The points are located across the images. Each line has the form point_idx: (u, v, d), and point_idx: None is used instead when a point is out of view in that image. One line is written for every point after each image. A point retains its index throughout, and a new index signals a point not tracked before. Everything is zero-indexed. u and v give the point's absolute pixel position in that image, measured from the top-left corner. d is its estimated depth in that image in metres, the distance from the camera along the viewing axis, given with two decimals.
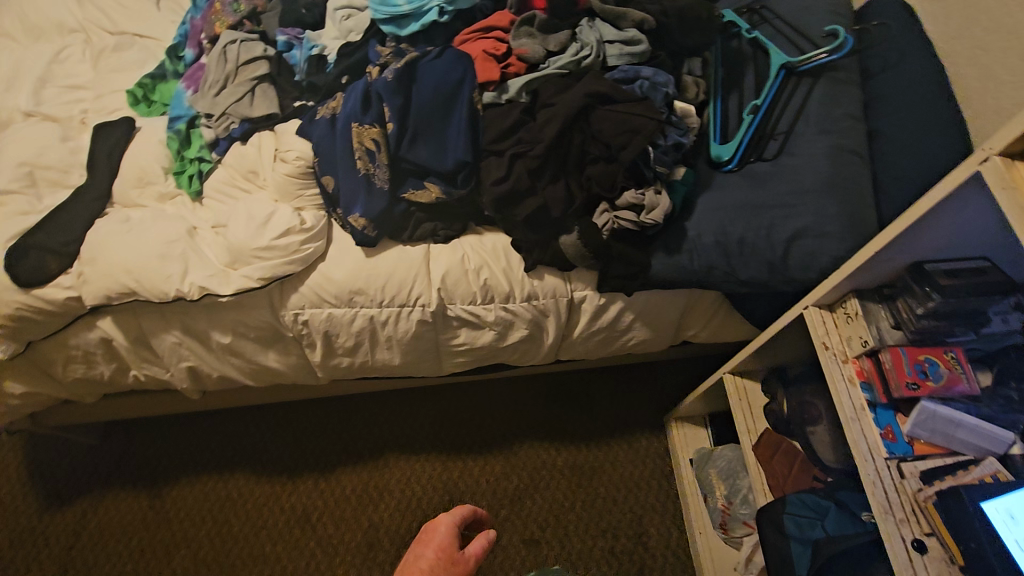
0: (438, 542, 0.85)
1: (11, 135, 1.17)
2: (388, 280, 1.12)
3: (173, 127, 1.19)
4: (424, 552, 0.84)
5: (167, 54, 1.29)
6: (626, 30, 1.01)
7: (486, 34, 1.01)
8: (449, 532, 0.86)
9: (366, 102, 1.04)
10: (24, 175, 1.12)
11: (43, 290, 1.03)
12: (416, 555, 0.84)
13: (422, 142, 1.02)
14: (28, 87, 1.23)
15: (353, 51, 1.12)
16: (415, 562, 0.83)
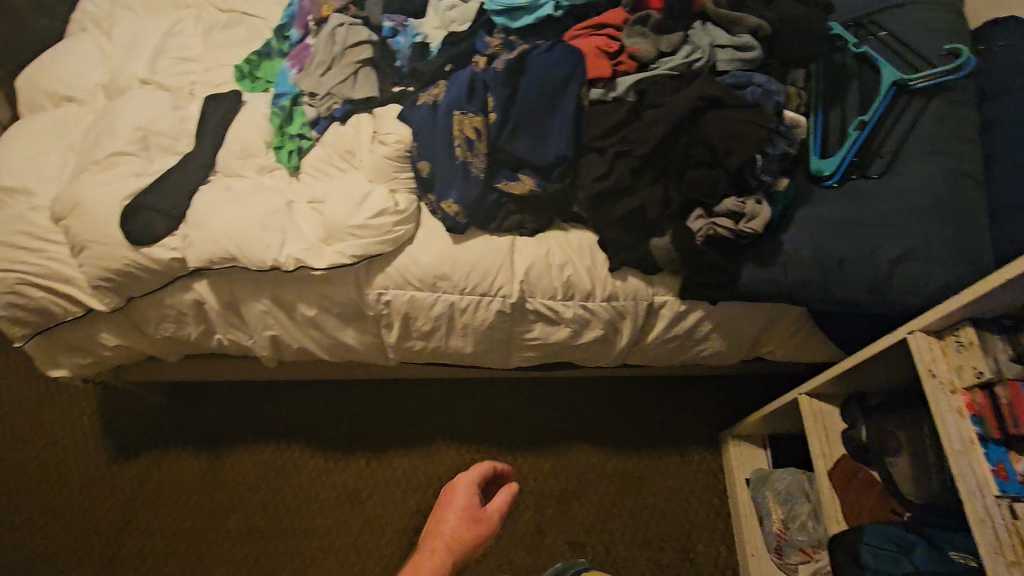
0: (461, 504, 0.86)
1: (128, 100, 1.23)
2: (473, 268, 1.14)
3: (276, 103, 1.23)
4: (448, 514, 0.85)
5: (274, 33, 1.34)
6: (740, 36, 0.99)
7: (599, 31, 1.01)
8: (470, 494, 0.87)
9: (471, 91, 1.06)
10: (139, 139, 1.17)
11: (150, 250, 1.08)
12: (440, 514, 0.86)
13: (523, 134, 1.03)
14: (145, 56, 1.29)
15: (458, 41, 1.14)
16: (440, 523, 0.84)
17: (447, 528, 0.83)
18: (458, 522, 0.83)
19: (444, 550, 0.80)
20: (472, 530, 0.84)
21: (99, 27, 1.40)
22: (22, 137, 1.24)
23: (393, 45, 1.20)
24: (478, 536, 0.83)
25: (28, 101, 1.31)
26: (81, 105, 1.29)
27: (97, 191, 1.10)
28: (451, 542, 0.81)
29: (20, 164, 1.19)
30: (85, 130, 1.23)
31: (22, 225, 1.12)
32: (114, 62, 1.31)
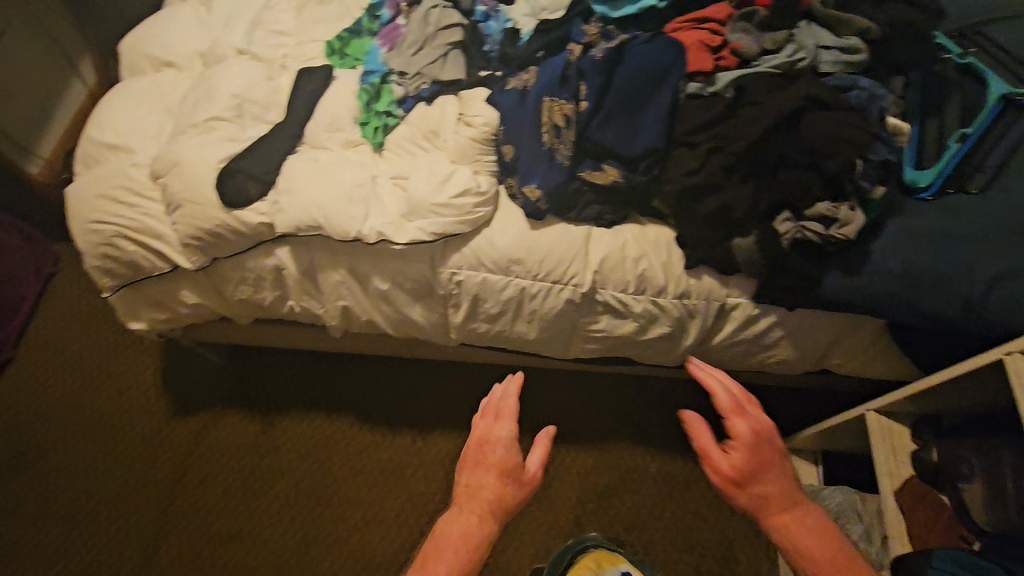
0: (499, 463, 0.96)
1: (225, 68, 1.28)
2: (548, 255, 1.14)
3: (366, 80, 1.26)
4: (488, 478, 0.94)
5: (365, 11, 1.36)
6: (847, 38, 0.98)
7: (701, 25, 1.00)
8: (509, 453, 0.97)
9: (564, 79, 1.06)
10: (234, 106, 1.21)
11: (242, 213, 1.12)
12: (479, 474, 0.95)
13: (613, 124, 1.03)
14: (242, 28, 1.33)
15: (551, 29, 1.14)
16: (480, 488, 0.93)
17: (489, 491, 0.92)
18: (500, 484, 0.93)
19: (488, 513, 0.90)
20: (511, 487, 0.94)
21: None
22: (124, 98, 1.30)
23: (485, 29, 1.22)
24: (517, 492, 0.94)
25: (129, 63, 1.37)
26: (178, 70, 1.34)
27: (195, 153, 1.14)
28: (495, 504, 0.91)
29: (122, 123, 1.25)
30: (183, 95, 1.28)
31: (121, 180, 1.17)
32: (213, 31, 1.35)
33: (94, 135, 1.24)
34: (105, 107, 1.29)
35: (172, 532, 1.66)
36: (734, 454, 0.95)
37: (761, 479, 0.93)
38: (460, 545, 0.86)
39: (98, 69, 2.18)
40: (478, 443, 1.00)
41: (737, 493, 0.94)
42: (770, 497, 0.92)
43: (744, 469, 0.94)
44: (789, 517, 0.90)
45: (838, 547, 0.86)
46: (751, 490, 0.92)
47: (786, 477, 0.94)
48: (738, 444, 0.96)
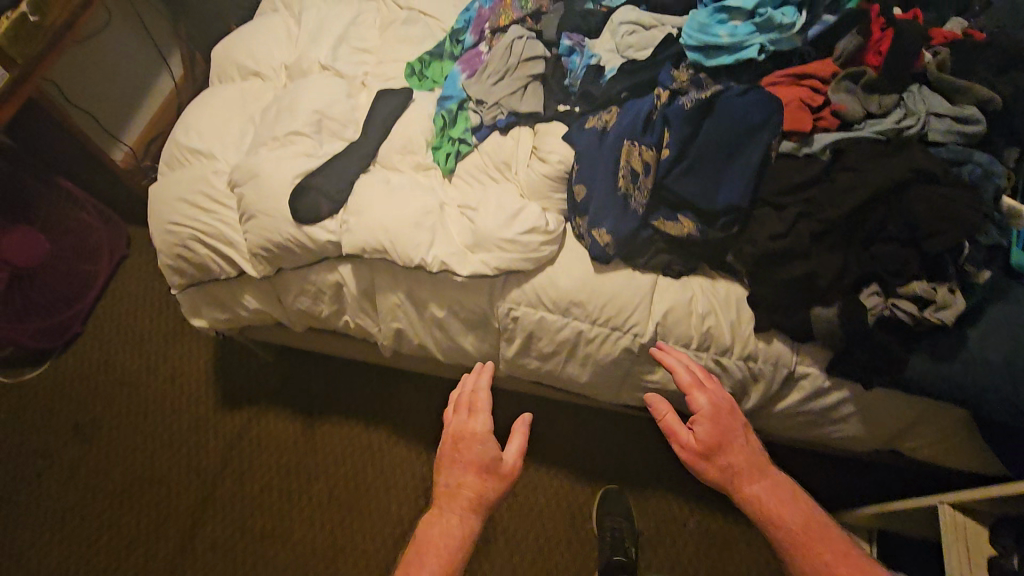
0: (477, 463, 0.91)
1: (309, 83, 1.30)
2: (610, 301, 1.11)
3: (443, 105, 1.26)
4: (466, 477, 0.91)
5: (448, 35, 1.36)
6: (962, 106, 0.89)
7: (801, 81, 0.94)
8: (481, 451, 0.92)
9: (647, 124, 1.03)
10: (315, 122, 1.24)
11: (310, 229, 1.13)
12: (458, 472, 0.92)
13: (695, 175, 0.98)
14: (329, 43, 1.36)
15: (637, 71, 1.11)
16: (459, 488, 0.90)
17: (469, 491, 0.90)
18: (480, 484, 0.90)
19: (472, 512, 0.89)
20: (490, 484, 0.91)
21: (288, 9, 1.49)
22: (210, 104, 1.34)
23: (568, 64, 1.21)
24: (496, 488, 0.91)
25: (218, 70, 1.42)
26: (263, 81, 1.38)
27: (273, 167, 1.17)
28: (477, 503, 0.89)
29: (207, 129, 1.29)
30: (266, 106, 1.31)
31: (202, 185, 1.21)
32: (299, 45, 1.38)
33: (180, 138, 1.29)
34: (192, 112, 1.34)
35: (210, 520, 1.70)
36: (701, 429, 0.95)
37: (724, 448, 0.93)
38: (444, 551, 0.85)
39: (187, 65, 2.28)
40: (452, 441, 0.95)
41: (710, 468, 0.92)
42: (737, 467, 0.92)
43: (709, 442, 0.93)
44: (758, 486, 0.91)
45: (802, 514, 0.88)
46: (719, 461, 0.92)
47: (743, 443, 0.94)
48: (702, 419, 0.95)
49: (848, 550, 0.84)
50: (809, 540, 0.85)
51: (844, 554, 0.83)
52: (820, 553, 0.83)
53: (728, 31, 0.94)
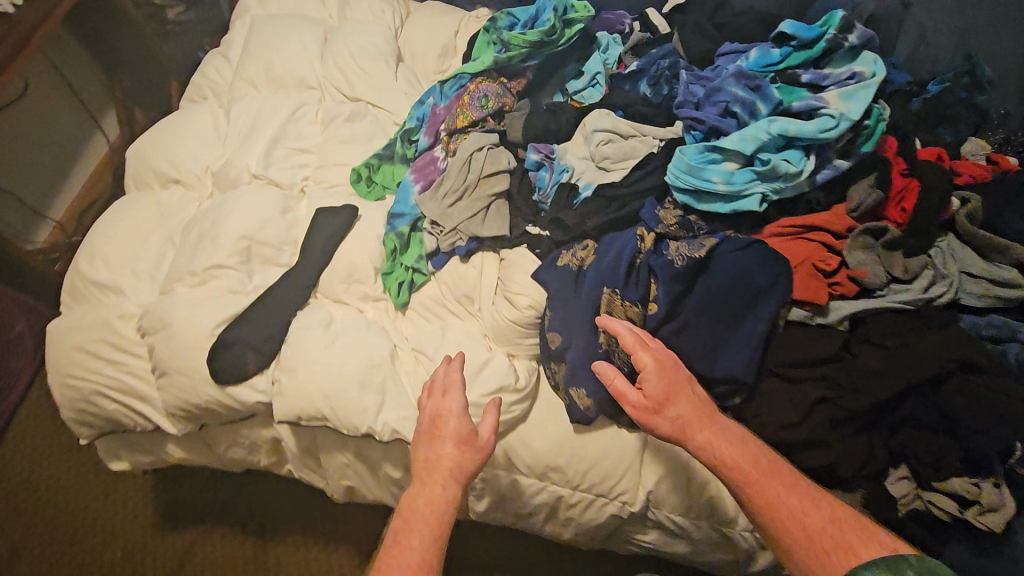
0: (461, 435, 0.77)
1: (236, 199, 1.11)
2: (592, 467, 0.95)
3: (393, 226, 1.08)
4: (445, 448, 0.76)
5: (399, 133, 1.19)
6: (999, 266, 0.77)
7: (809, 235, 0.79)
8: (459, 420, 0.78)
9: (631, 271, 0.87)
10: (242, 250, 1.05)
11: (236, 389, 0.95)
12: (435, 446, 0.77)
13: (688, 339, 0.82)
14: (261, 147, 1.17)
15: (615, 199, 0.96)
16: (436, 462, 0.75)
17: (448, 464, 0.74)
18: (458, 455, 0.75)
19: (453, 485, 0.73)
20: (466, 458, 0.75)
21: (219, 99, 1.31)
22: (122, 222, 1.15)
23: (536, 179, 1.05)
24: (473, 463, 0.75)
25: (134, 175, 1.22)
26: (186, 189, 1.19)
27: (190, 313, 0.98)
28: (457, 478, 0.74)
29: (116, 256, 1.10)
30: (187, 225, 1.12)
31: (105, 330, 1.01)
32: (228, 147, 1.19)
33: (82, 267, 1.09)
34: (99, 232, 1.14)
35: None
36: (647, 386, 0.76)
37: (673, 398, 0.75)
38: (429, 524, 0.70)
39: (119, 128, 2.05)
40: (428, 423, 0.80)
41: (658, 423, 0.74)
42: (687, 418, 0.74)
43: (657, 397, 0.75)
44: (709, 438, 0.73)
45: (757, 457, 0.71)
46: (668, 416, 0.74)
47: (692, 392, 0.76)
48: (648, 375, 0.77)
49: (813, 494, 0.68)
50: (766, 481, 0.69)
51: (807, 493, 0.68)
52: (780, 504, 0.67)
53: (723, 178, 0.78)
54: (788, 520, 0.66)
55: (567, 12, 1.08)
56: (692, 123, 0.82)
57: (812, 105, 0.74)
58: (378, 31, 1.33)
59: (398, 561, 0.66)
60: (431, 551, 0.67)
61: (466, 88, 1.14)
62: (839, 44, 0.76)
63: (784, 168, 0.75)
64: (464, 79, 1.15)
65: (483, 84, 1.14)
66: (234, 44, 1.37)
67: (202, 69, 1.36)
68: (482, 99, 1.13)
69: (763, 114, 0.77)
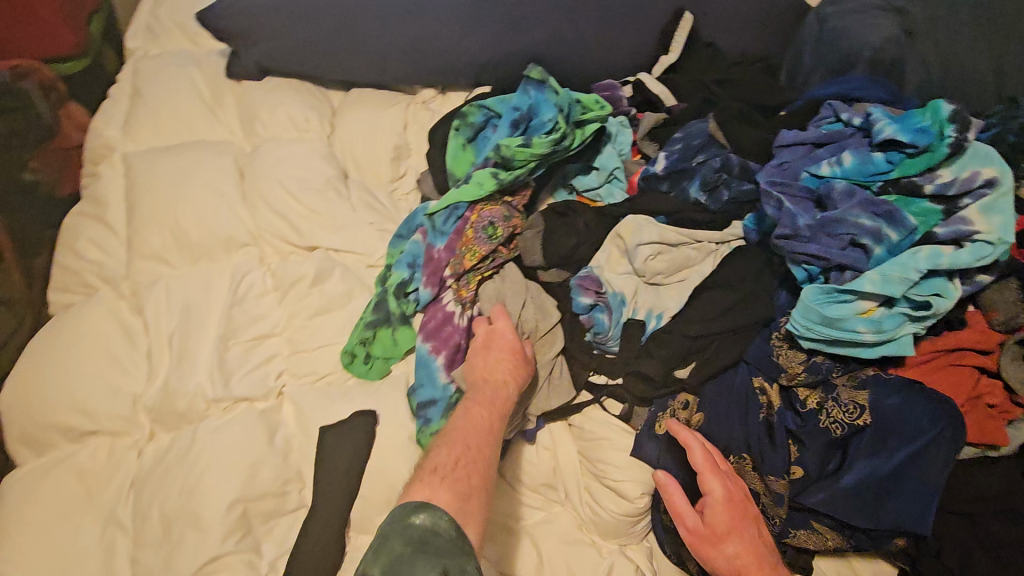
0: (516, 355, 0.80)
1: (201, 442, 0.81)
2: None
3: (428, 421, 0.84)
4: (501, 358, 0.80)
5: (389, 288, 0.92)
6: None
7: (959, 359, 0.70)
8: (510, 334, 0.82)
9: (765, 435, 0.74)
10: (238, 521, 0.76)
11: None
12: (485, 357, 0.80)
13: (853, 501, 0.70)
14: (209, 357, 0.86)
15: (702, 334, 0.80)
16: (492, 367, 0.79)
17: (504, 368, 0.79)
18: (513, 363, 0.80)
19: (511, 389, 0.77)
20: (518, 368, 0.80)
21: (116, 287, 0.96)
22: (27, 521, 0.79)
23: (591, 323, 0.84)
24: (523, 374, 0.79)
25: (21, 436, 0.85)
26: (114, 438, 0.85)
27: None
28: (516, 382, 0.78)
29: None
30: (136, 497, 0.80)
31: None
32: (160, 363, 0.87)
33: None
34: None
35: None
36: (710, 514, 0.68)
37: (734, 534, 0.68)
38: (493, 407, 0.75)
39: None
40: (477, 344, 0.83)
41: (713, 558, 0.67)
42: (744, 563, 0.66)
43: (717, 527, 0.68)
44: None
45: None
46: (724, 552, 0.67)
47: (756, 540, 0.68)
48: (713, 503, 0.69)
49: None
50: None
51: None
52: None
53: (869, 324, 0.66)
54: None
55: (576, 109, 0.92)
56: (808, 259, 0.68)
57: (958, 230, 0.64)
58: (312, 147, 1.04)
59: (468, 424, 0.73)
60: (494, 429, 0.73)
61: (466, 219, 0.92)
62: (963, 146, 0.66)
63: (940, 305, 0.64)
64: (460, 207, 0.93)
65: (485, 210, 0.92)
66: (112, 202, 1.01)
67: (75, 248, 0.98)
68: (489, 228, 0.91)
69: (897, 243, 0.66)
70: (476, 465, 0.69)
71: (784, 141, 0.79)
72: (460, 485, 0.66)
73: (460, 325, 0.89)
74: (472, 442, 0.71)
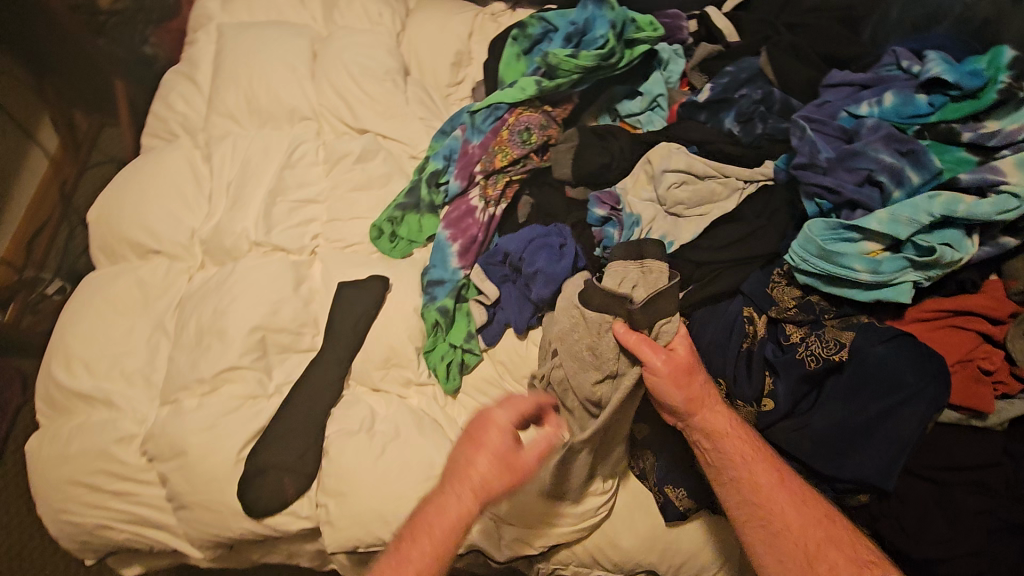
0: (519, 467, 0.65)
1: (239, 275, 0.92)
2: (687, 562, 0.83)
3: (433, 296, 0.90)
4: (477, 458, 0.65)
5: (423, 177, 0.99)
6: None
7: (962, 321, 0.68)
8: (501, 433, 0.66)
9: (743, 360, 0.74)
10: (256, 344, 0.87)
11: (276, 519, 0.80)
12: (471, 450, 0.66)
13: (816, 443, 0.70)
14: (258, 208, 0.97)
15: (706, 261, 0.81)
16: (464, 468, 0.65)
17: (473, 477, 0.64)
18: (488, 472, 0.64)
19: (473, 501, 0.63)
20: (499, 477, 0.64)
21: (193, 138, 1.08)
22: (98, 311, 0.94)
23: (601, 237, 0.88)
24: (501, 488, 0.64)
25: (102, 245, 1.01)
26: (172, 261, 0.99)
27: (209, 436, 0.81)
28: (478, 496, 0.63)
29: (98, 356, 0.91)
30: (180, 309, 0.93)
31: (100, 460, 0.84)
32: (217, 206, 0.99)
33: (59, 374, 0.90)
34: (72, 323, 0.94)
35: None
36: (677, 350, 0.72)
37: (696, 372, 0.71)
38: (439, 530, 0.63)
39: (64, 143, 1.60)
40: (469, 432, 0.68)
41: (685, 389, 0.69)
42: (706, 392, 0.71)
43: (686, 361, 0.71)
44: (719, 410, 0.70)
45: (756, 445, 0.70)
46: (696, 381, 0.70)
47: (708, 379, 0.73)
48: (677, 342, 0.72)
49: (803, 493, 0.67)
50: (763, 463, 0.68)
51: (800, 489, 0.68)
52: (768, 489, 0.67)
53: (866, 263, 0.64)
54: (768, 510, 0.66)
55: (628, 28, 0.92)
56: (820, 192, 0.68)
57: (985, 178, 0.61)
58: (378, 41, 1.11)
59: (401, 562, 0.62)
60: (434, 564, 0.61)
61: (504, 121, 0.96)
62: (1014, 94, 0.62)
63: (946, 255, 0.62)
64: (500, 109, 0.97)
65: (524, 115, 0.95)
66: (202, 65, 1.13)
67: (167, 99, 1.12)
68: (524, 133, 0.95)
69: (917, 185, 0.63)
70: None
71: (830, 81, 0.77)
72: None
73: (480, 220, 0.95)
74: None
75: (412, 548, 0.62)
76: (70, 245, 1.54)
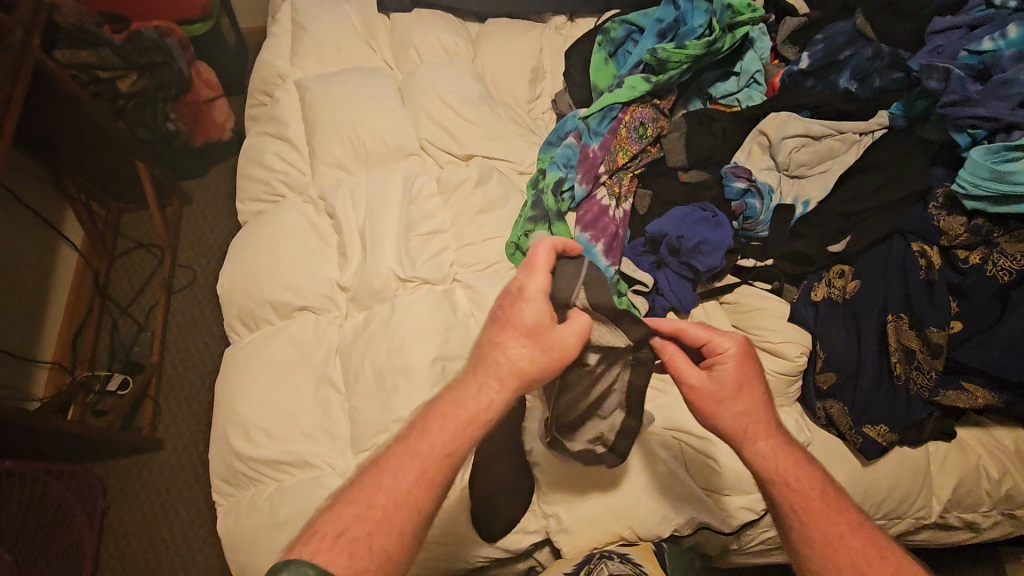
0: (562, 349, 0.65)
1: (398, 313, 0.92)
2: (891, 496, 0.85)
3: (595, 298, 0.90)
4: (517, 342, 0.64)
5: (545, 187, 0.98)
6: None
7: None
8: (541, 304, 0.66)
9: (926, 289, 0.81)
10: (440, 374, 0.87)
11: (505, 540, 0.81)
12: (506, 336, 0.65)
13: (1010, 352, 0.77)
14: (395, 244, 0.98)
15: (851, 210, 0.87)
16: (503, 349, 0.64)
17: (511, 362, 0.64)
18: (530, 357, 0.64)
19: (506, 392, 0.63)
20: (536, 361, 0.64)
21: (300, 192, 1.09)
22: (261, 375, 0.94)
23: (744, 208, 0.91)
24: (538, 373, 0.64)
25: (242, 313, 1.01)
26: (318, 315, 0.98)
27: None
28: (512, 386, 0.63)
29: (274, 421, 0.90)
30: (344, 358, 0.93)
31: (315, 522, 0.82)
32: (351, 252, 1.00)
33: (240, 445, 0.90)
34: (237, 394, 0.93)
35: None
36: (720, 371, 0.68)
37: (744, 395, 0.67)
38: (455, 421, 0.62)
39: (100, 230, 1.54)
40: (502, 316, 0.67)
41: (731, 404, 0.67)
42: (753, 418, 0.67)
43: (728, 386, 0.67)
44: (771, 448, 0.66)
45: (821, 491, 0.64)
46: (733, 407, 0.67)
47: (761, 399, 0.68)
48: (723, 360, 0.68)
49: (883, 549, 0.60)
50: (826, 512, 0.62)
51: (869, 534, 0.61)
52: (816, 521, 0.62)
53: None
54: (814, 535, 0.62)
55: (727, 13, 0.99)
56: (975, 122, 0.79)
57: None
58: (461, 68, 1.14)
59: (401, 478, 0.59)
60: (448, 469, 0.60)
61: (619, 120, 1.00)
62: None
63: None
64: (614, 109, 1.01)
65: (638, 111, 1.01)
66: (291, 122, 1.13)
67: (263, 158, 1.13)
68: (639, 128, 0.99)
69: None
70: (383, 525, 0.57)
71: (939, 27, 0.88)
72: (332, 563, 0.53)
73: (616, 217, 0.97)
74: (401, 492, 0.58)
75: (412, 459, 0.60)
76: (118, 337, 1.50)
